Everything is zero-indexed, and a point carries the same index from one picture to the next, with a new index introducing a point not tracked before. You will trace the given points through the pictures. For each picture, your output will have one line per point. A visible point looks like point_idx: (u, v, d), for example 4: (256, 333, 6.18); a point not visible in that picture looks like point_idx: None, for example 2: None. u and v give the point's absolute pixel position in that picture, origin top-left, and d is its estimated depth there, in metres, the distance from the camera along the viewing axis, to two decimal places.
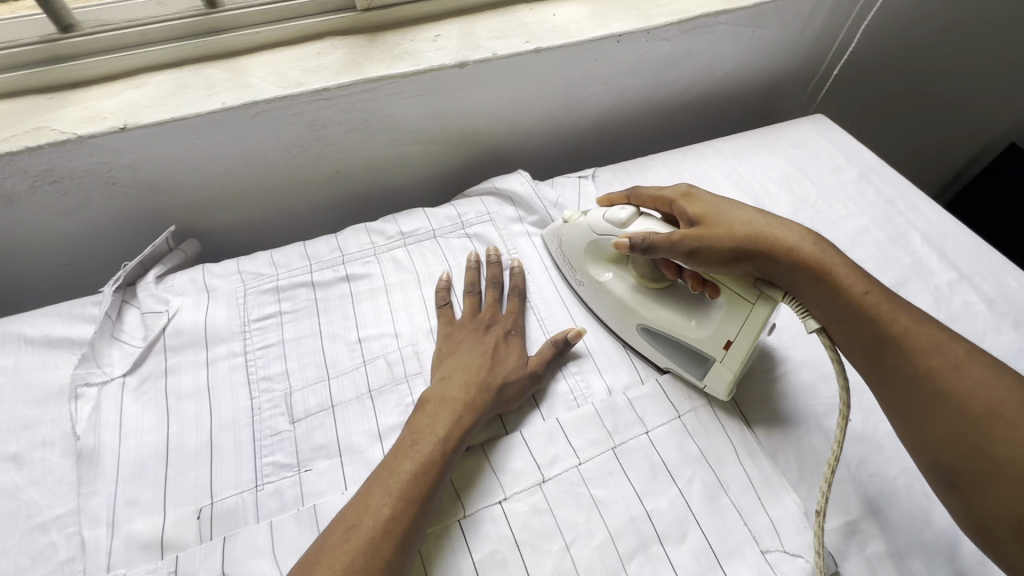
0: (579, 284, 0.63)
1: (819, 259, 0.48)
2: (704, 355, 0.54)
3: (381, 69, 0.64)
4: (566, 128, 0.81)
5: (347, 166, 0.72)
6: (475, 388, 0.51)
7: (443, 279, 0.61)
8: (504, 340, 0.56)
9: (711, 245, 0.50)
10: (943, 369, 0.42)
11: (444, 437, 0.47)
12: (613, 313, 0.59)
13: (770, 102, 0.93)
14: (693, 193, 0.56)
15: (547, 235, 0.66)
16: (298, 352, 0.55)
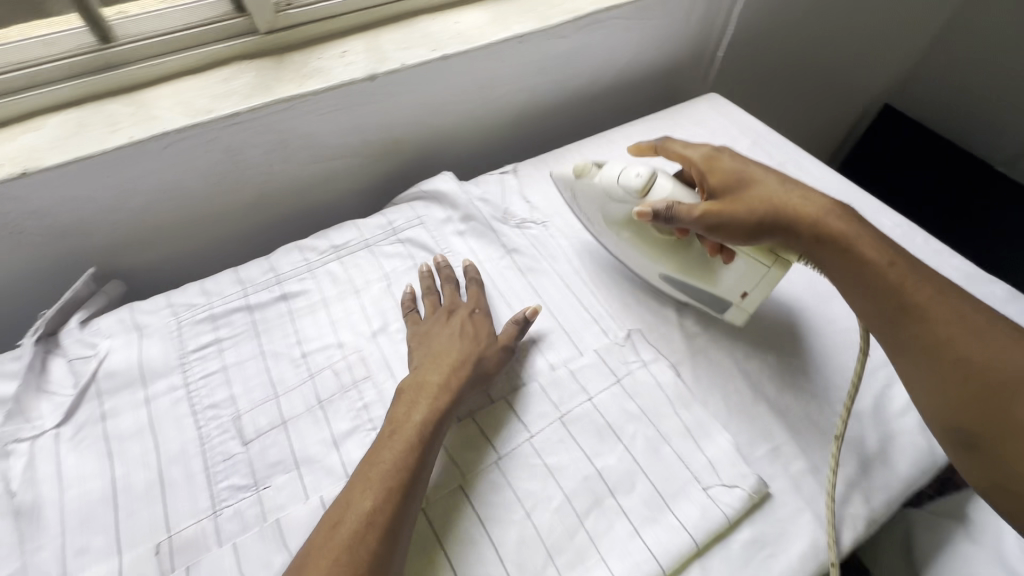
0: (597, 233, 0.65)
1: (838, 227, 0.52)
2: (722, 299, 0.59)
3: (292, 89, 0.64)
4: (485, 130, 0.83)
5: (272, 187, 0.71)
6: (449, 370, 0.53)
7: (406, 291, 0.61)
8: (469, 319, 0.58)
9: (732, 216, 0.53)
10: (965, 335, 0.46)
11: (422, 423, 0.48)
12: (632, 262, 0.64)
13: (674, 85, 0.98)
14: (716, 158, 0.59)
15: (558, 180, 0.65)
16: (241, 375, 0.56)
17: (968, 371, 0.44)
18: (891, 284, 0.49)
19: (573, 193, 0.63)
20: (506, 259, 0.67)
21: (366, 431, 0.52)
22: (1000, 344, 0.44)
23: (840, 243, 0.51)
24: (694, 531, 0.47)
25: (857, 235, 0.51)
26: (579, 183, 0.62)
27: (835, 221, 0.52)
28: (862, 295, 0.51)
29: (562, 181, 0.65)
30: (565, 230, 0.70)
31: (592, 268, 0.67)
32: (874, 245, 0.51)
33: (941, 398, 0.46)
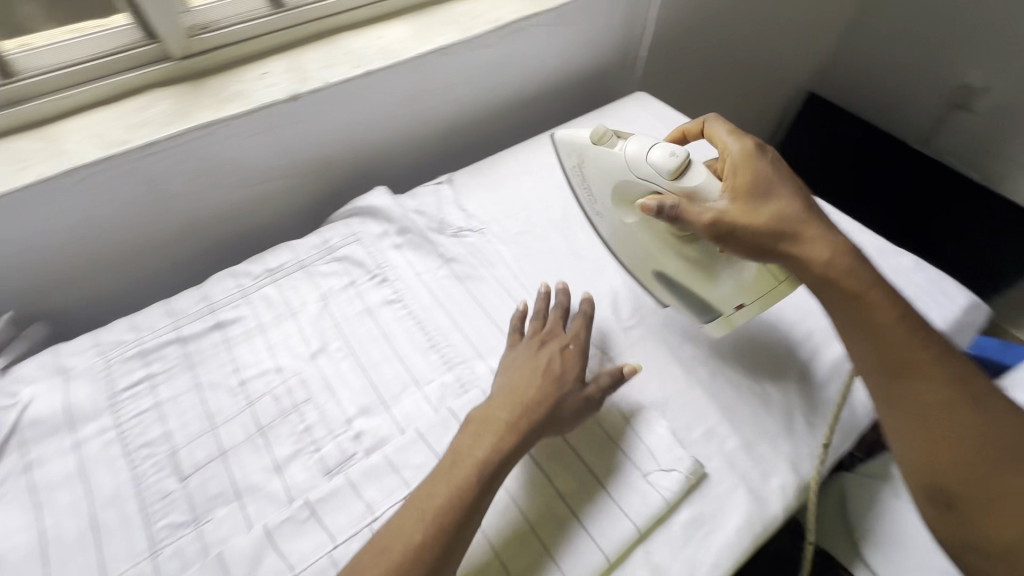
0: (597, 210, 0.65)
1: (838, 257, 0.46)
2: (711, 308, 0.58)
3: (211, 114, 0.63)
4: (419, 142, 0.83)
5: (201, 214, 0.70)
6: (524, 411, 0.49)
7: (521, 307, 0.60)
8: (560, 353, 0.55)
9: (736, 227, 0.50)
10: (971, 408, 0.38)
11: (484, 464, 0.45)
12: (631, 249, 0.64)
13: (605, 86, 1.01)
14: (755, 160, 0.53)
15: (564, 143, 0.63)
16: (176, 410, 0.55)
17: (965, 435, 0.37)
18: (867, 312, 0.44)
19: (583, 163, 0.62)
20: (444, 268, 0.68)
21: (308, 454, 0.52)
22: (1005, 429, 0.37)
23: (834, 270, 0.46)
24: (635, 518, 0.48)
25: (858, 268, 0.45)
26: (593, 151, 0.60)
27: (835, 251, 0.46)
28: (839, 317, 0.45)
29: (571, 147, 0.63)
30: (502, 235, 0.71)
31: (530, 270, 0.68)
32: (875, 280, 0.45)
33: (911, 435, 0.40)
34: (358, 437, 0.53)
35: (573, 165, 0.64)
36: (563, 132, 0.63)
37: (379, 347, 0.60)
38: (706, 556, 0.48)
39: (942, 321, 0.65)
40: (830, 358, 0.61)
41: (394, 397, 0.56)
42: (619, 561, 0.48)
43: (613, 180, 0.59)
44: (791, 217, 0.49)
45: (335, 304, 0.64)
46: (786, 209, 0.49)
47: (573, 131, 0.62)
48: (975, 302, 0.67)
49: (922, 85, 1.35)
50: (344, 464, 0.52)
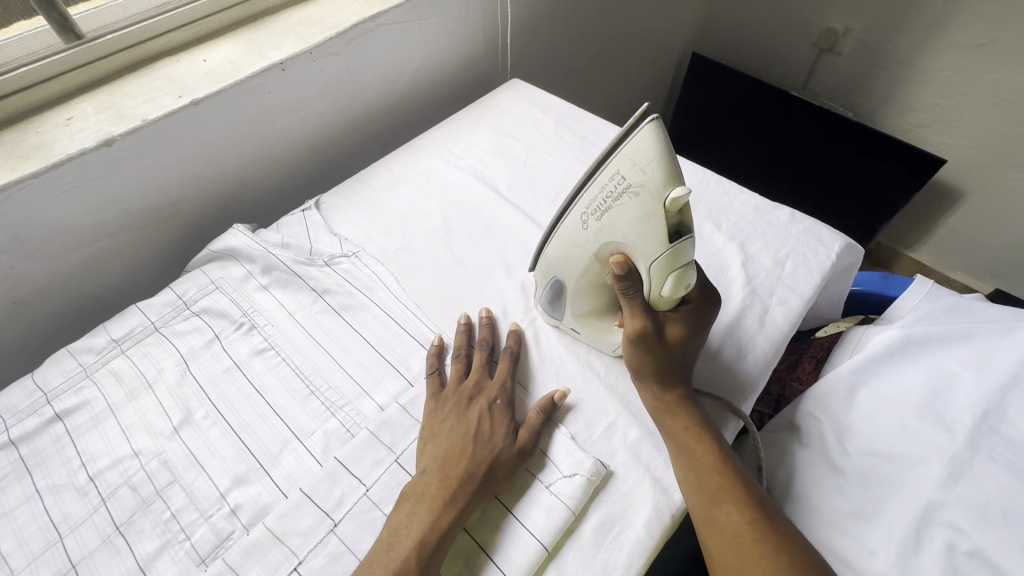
0: (583, 216, 0.45)
1: (684, 403, 0.51)
2: (566, 316, 0.55)
3: (4, 176, 0.54)
4: (278, 166, 0.76)
5: (25, 290, 0.61)
6: (455, 481, 0.46)
7: (434, 343, 0.58)
8: (489, 410, 0.51)
9: (644, 349, 0.51)
10: (764, 535, 0.45)
11: (418, 543, 0.43)
12: (562, 257, 0.50)
13: (478, 78, 0.97)
14: (699, 315, 0.53)
15: (644, 143, 0.39)
16: (13, 528, 0.47)
17: (758, 557, 0.44)
18: (696, 450, 0.49)
19: (631, 193, 0.40)
20: (318, 303, 0.62)
21: (177, 544, 0.46)
22: (787, 553, 0.44)
23: (676, 411, 0.51)
24: (541, 536, 0.46)
25: (696, 418, 0.51)
26: (652, 203, 0.39)
27: (680, 396, 0.52)
28: (673, 447, 0.50)
29: (646, 159, 0.39)
30: (379, 256, 0.67)
31: (412, 288, 0.64)
32: (708, 428, 0.51)
33: (726, 557, 0.45)
34: (235, 512, 0.48)
35: (625, 175, 0.40)
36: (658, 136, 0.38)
37: (251, 405, 0.54)
38: (619, 559, 0.46)
39: (822, 267, 0.66)
40: (720, 325, 0.61)
41: (273, 458, 0.51)
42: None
43: (626, 233, 0.42)
44: (676, 363, 0.52)
45: (198, 362, 0.57)
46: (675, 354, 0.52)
47: (668, 149, 0.38)
48: (850, 244, 0.69)
49: (788, 34, 1.41)
50: (221, 547, 0.46)
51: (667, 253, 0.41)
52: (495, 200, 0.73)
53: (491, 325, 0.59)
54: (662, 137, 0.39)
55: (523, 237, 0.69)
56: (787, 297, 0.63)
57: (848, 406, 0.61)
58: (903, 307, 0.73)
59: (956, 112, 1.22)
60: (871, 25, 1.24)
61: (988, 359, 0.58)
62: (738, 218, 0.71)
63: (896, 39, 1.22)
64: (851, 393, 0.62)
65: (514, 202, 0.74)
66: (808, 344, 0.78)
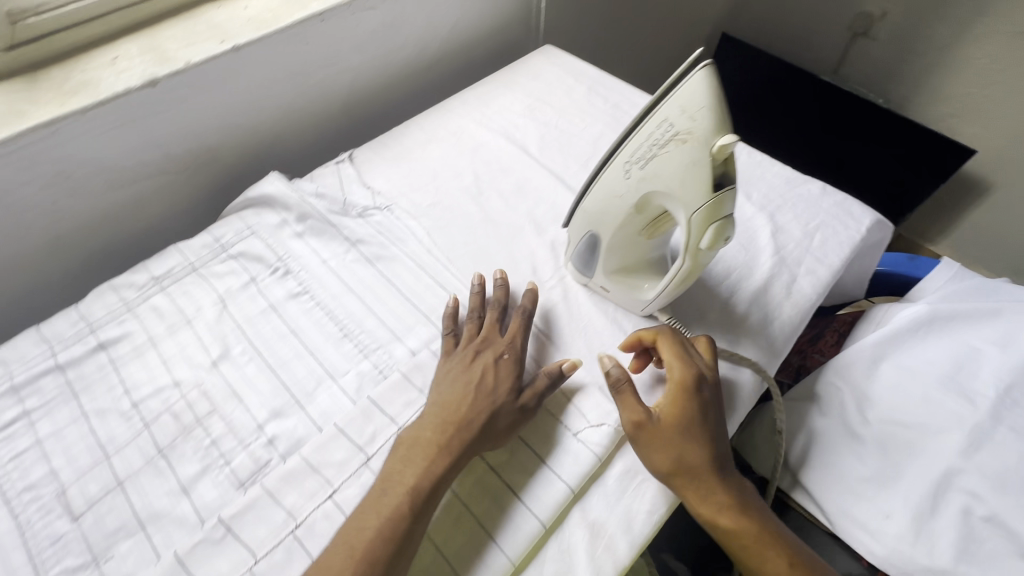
0: (625, 166, 0.46)
1: (720, 491, 0.46)
2: (596, 273, 0.56)
3: (53, 109, 0.55)
4: (312, 119, 0.77)
5: (68, 225, 0.62)
6: (452, 429, 0.47)
7: (449, 304, 0.57)
8: (494, 365, 0.51)
9: (654, 450, 0.47)
10: None
11: (413, 488, 0.44)
12: (597, 210, 0.50)
13: (510, 43, 0.96)
14: (686, 389, 0.48)
15: (696, 90, 0.39)
16: (60, 446, 0.49)
17: None
18: (765, 562, 0.45)
19: (678, 141, 0.41)
20: (352, 252, 0.63)
21: (218, 468, 0.48)
22: None
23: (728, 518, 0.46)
24: (567, 478, 0.47)
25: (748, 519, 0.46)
26: (699, 152, 0.40)
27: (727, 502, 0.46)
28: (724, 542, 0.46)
29: (695, 106, 0.39)
30: (411, 210, 0.68)
31: (444, 243, 0.65)
32: (763, 523, 0.46)
33: None
34: (271, 442, 0.50)
35: (673, 122, 0.41)
36: (710, 85, 0.39)
37: (287, 345, 0.56)
38: (641, 505, 0.47)
39: (852, 241, 0.66)
40: (748, 290, 0.61)
41: (309, 394, 0.53)
42: (555, 523, 0.47)
43: (669, 182, 0.43)
44: (707, 463, 0.46)
45: (235, 301, 0.59)
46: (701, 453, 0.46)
47: (719, 98, 0.39)
48: (880, 220, 0.69)
49: (823, 16, 1.38)
50: (259, 473, 0.48)
51: (710, 202, 0.41)
52: (526, 161, 0.74)
53: (505, 286, 0.58)
54: (713, 86, 0.39)
55: (553, 199, 0.70)
56: (815, 268, 0.63)
57: (869, 376, 0.61)
58: (929, 287, 0.73)
59: (991, 101, 1.20)
60: (909, 8, 1.21)
61: (1015, 335, 0.59)
62: (768, 189, 0.71)
63: (935, 23, 1.19)
64: (873, 364, 0.62)
65: (545, 164, 0.74)
66: (831, 319, 0.78)
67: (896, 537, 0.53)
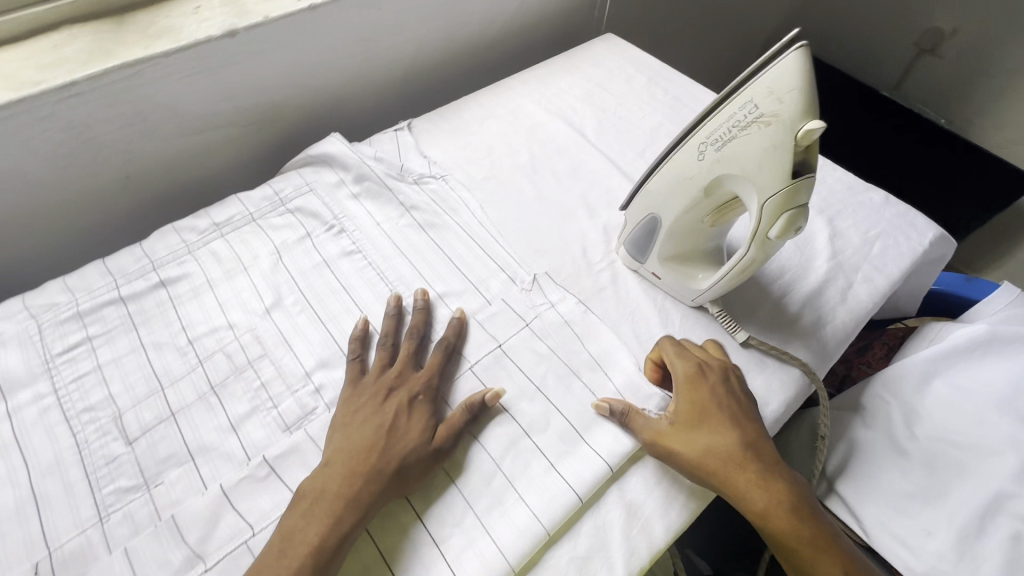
0: (700, 146, 0.46)
1: (764, 486, 0.45)
2: (650, 259, 0.56)
3: (137, 51, 0.56)
4: (373, 86, 0.78)
5: (136, 166, 0.64)
6: (359, 479, 0.43)
7: (358, 327, 0.53)
8: (408, 405, 0.48)
9: (682, 452, 0.46)
10: None
11: (315, 549, 0.40)
12: (664, 190, 0.50)
13: (571, 29, 0.96)
14: (695, 382, 0.49)
15: (787, 73, 0.39)
16: (120, 373, 0.51)
17: None
18: (816, 561, 0.44)
19: (761, 124, 0.40)
20: (405, 217, 0.64)
21: (266, 410, 0.50)
22: None
23: (778, 516, 0.44)
24: (608, 457, 0.47)
25: (799, 517, 0.45)
26: (784, 135, 0.40)
27: (774, 498, 0.45)
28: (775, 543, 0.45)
29: (785, 89, 0.39)
30: (465, 182, 0.68)
31: (495, 217, 0.65)
32: (812, 521, 0.45)
33: None
34: (318, 390, 0.51)
35: (758, 104, 0.40)
36: (803, 69, 0.38)
37: (338, 300, 0.57)
38: (680, 492, 0.47)
39: (912, 253, 0.64)
40: (801, 291, 0.60)
41: None
42: (593, 498, 0.46)
43: (746, 165, 0.42)
44: (741, 456, 0.46)
45: (290, 253, 0.60)
46: (732, 446, 0.46)
47: (811, 82, 0.39)
48: (944, 234, 0.67)
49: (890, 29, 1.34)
50: (304, 419, 0.49)
51: (788, 188, 0.41)
52: (582, 144, 0.73)
53: (424, 310, 0.55)
54: (806, 69, 0.39)
55: (607, 184, 0.69)
56: (873, 276, 0.62)
57: (919, 391, 0.60)
58: (987, 309, 0.70)
59: None
60: (985, 27, 1.16)
61: None
62: (828, 193, 0.69)
63: (1012, 45, 1.14)
64: (924, 380, 0.60)
65: (601, 149, 0.73)
66: (880, 332, 0.76)
67: (936, 555, 0.51)
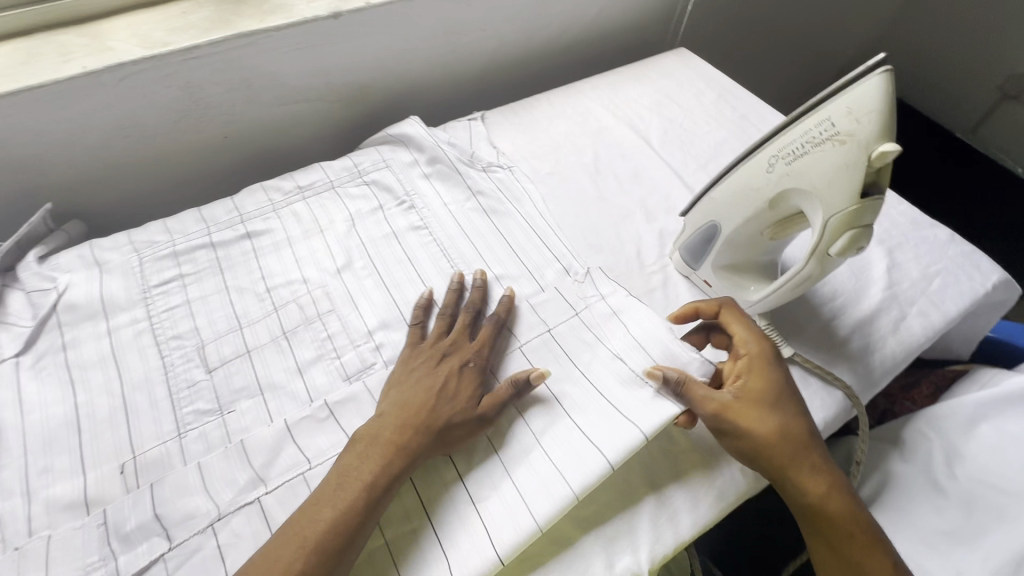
0: (769, 159, 0.47)
1: (820, 471, 0.47)
2: (704, 266, 0.58)
3: (253, 24, 0.62)
4: (453, 77, 0.82)
5: (236, 128, 0.70)
6: (410, 430, 0.47)
7: (424, 296, 0.57)
8: (459, 371, 0.51)
9: (750, 425, 0.47)
10: None
11: (368, 487, 0.43)
12: (728, 199, 0.52)
13: (645, 41, 0.98)
14: (768, 363, 0.50)
15: (868, 95, 0.41)
16: (205, 309, 0.57)
17: None
18: (861, 550, 0.46)
19: (837, 143, 0.42)
20: (471, 201, 0.68)
21: (329, 359, 0.54)
22: None
23: (828, 500, 0.46)
24: (643, 426, 0.47)
25: (849, 503, 0.47)
26: (858, 154, 0.41)
27: (828, 484, 0.47)
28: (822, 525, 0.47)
29: (864, 110, 0.41)
30: (530, 175, 0.71)
31: (555, 211, 0.68)
32: (860, 513, 0.47)
33: None
34: (378, 348, 0.55)
35: (835, 123, 0.42)
36: (885, 93, 0.40)
37: (403, 269, 0.61)
38: (709, 489, 0.49)
39: (973, 293, 0.63)
40: (852, 317, 0.60)
41: None
42: (627, 501, 0.48)
43: (815, 181, 0.44)
44: (805, 439, 0.48)
45: (362, 221, 0.65)
46: (799, 428, 0.48)
47: (890, 107, 0.40)
48: (1009, 280, 0.65)
49: (972, 70, 1.30)
50: (363, 371, 0.53)
51: (855, 207, 0.43)
52: (646, 151, 0.75)
53: (483, 288, 0.58)
54: (887, 94, 0.41)
55: (668, 191, 0.71)
56: (928, 310, 0.61)
57: (963, 435, 0.59)
58: None
59: None
60: None
61: None
62: (890, 225, 0.69)
63: None
64: (970, 425, 0.59)
65: (664, 157, 0.75)
66: (929, 371, 0.74)
67: None
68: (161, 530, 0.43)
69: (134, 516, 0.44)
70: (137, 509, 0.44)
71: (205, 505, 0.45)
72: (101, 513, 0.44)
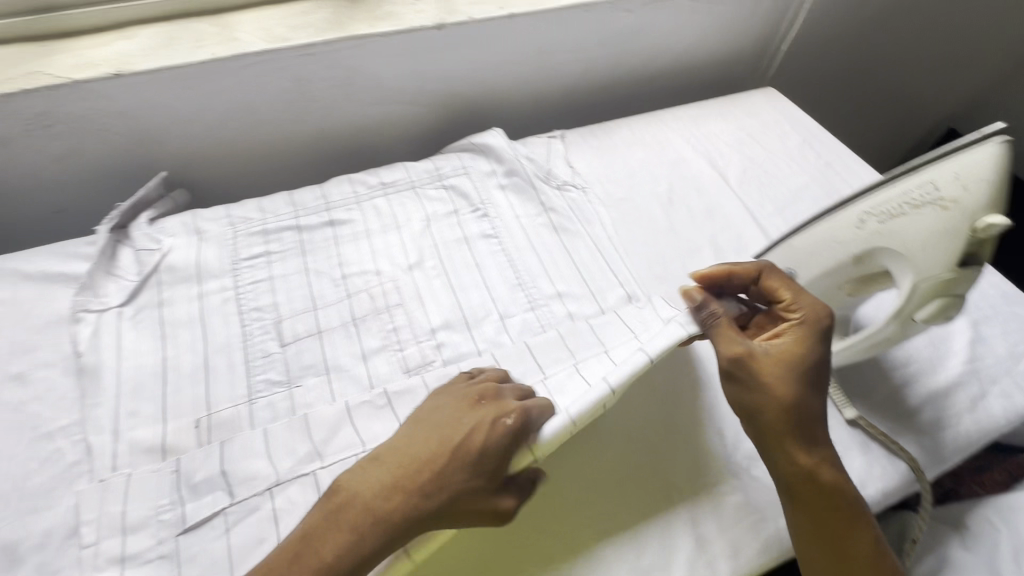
0: (861, 215, 0.46)
1: (817, 447, 0.45)
2: None
3: (363, 28, 0.67)
4: (537, 94, 0.84)
5: (332, 121, 0.75)
6: (399, 495, 0.40)
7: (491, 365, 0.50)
8: (483, 433, 0.42)
9: (765, 380, 0.45)
10: None
11: (331, 566, 0.38)
12: (809, 247, 0.50)
13: (732, 77, 0.97)
14: (809, 331, 0.46)
15: (980, 168, 0.41)
16: (285, 286, 0.61)
17: None
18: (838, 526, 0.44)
19: (941, 207, 0.42)
20: (543, 216, 0.69)
21: (393, 351, 0.57)
22: None
23: (817, 474, 0.44)
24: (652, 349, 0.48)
25: (839, 479, 0.45)
26: (962, 223, 0.42)
27: (821, 459, 0.44)
28: (802, 497, 0.44)
29: (972, 181, 0.41)
30: (603, 198, 0.72)
31: (624, 236, 0.69)
32: (849, 495, 0.45)
33: None
34: (439, 347, 0.57)
35: (941, 188, 0.42)
36: (997, 168, 0.41)
37: (470, 274, 0.63)
38: (753, 541, 0.47)
39: None
40: (924, 386, 0.57)
41: (477, 320, 0.60)
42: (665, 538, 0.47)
43: (912, 242, 0.43)
44: (813, 412, 0.45)
45: (437, 223, 0.68)
46: (811, 400, 0.45)
47: (999, 184, 0.41)
48: None
49: None
50: (423, 367, 0.56)
51: (949, 275, 0.42)
52: (722, 188, 0.75)
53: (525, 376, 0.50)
54: (998, 169, 0.41)
55: (740, 231, 0.70)
56: (1012, 392, 0.57)
57: None
58: None
59: None
60: None
61: None
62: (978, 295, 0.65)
63: None
64: None
65: (739, 196, 0.74)
66: None
67: None
68: (225, 486, 0.47)
69: (203, 469, 0.47)
70: (206, 463, 0.48)
71: (266, 470, 0.47)
72: (175, 461, 0.48)
